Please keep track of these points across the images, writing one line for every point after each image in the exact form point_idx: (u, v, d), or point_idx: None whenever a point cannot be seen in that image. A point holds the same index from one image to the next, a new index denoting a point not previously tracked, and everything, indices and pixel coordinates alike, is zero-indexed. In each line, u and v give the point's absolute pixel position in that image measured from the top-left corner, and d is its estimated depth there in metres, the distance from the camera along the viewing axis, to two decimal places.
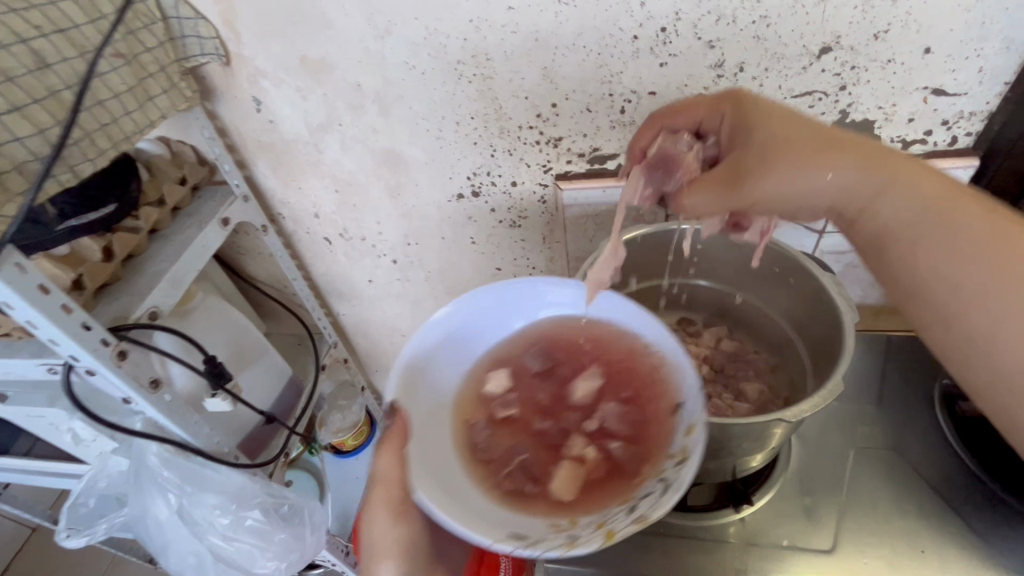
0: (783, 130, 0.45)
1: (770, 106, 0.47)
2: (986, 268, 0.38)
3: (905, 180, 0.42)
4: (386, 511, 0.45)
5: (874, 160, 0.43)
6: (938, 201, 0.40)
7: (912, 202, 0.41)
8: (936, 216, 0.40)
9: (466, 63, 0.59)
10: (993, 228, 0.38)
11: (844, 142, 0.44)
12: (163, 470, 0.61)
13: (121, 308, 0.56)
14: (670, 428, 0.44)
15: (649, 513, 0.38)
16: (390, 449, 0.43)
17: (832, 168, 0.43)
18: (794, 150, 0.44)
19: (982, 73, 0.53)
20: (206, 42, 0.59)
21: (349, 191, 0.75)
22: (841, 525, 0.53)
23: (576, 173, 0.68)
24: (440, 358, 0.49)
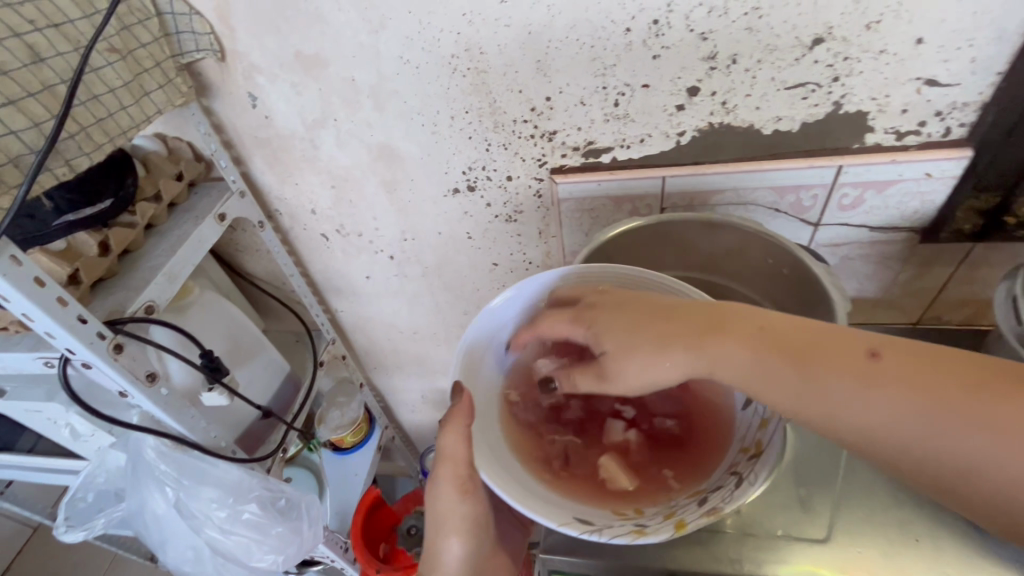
0: (624, 320, 0.47)
1: (611, 303, 0.48)
2: (841, 374, 0.40)
3: (727, 338, 0.43)
4: (455, 489, 0.51)
5: (704, 333, 0.44)
6: (769, 370, 0.42)
7: (748, 365, 0.43)
8: (804, 383, 0.41)
9: (460, 57, 0.59)
10: (828, 353, 0.41)
11: (666, 322, 0.45)
12: (161, 463, 0.62)
13: (117, 302, 0.56)
14: (745, 419, 0.48)
15: (722, 504, 0.42)
16: (455, 429, 0.49)
17: (679, 366, 0.44)
18: (632, 347, 0.45)
19: (974, 63, 0.53)
20: (201, 38, 0.59)
21: (346, 187, 0.75)
22: (835, 514, 0.53)
23: (571, 167, 0.68)
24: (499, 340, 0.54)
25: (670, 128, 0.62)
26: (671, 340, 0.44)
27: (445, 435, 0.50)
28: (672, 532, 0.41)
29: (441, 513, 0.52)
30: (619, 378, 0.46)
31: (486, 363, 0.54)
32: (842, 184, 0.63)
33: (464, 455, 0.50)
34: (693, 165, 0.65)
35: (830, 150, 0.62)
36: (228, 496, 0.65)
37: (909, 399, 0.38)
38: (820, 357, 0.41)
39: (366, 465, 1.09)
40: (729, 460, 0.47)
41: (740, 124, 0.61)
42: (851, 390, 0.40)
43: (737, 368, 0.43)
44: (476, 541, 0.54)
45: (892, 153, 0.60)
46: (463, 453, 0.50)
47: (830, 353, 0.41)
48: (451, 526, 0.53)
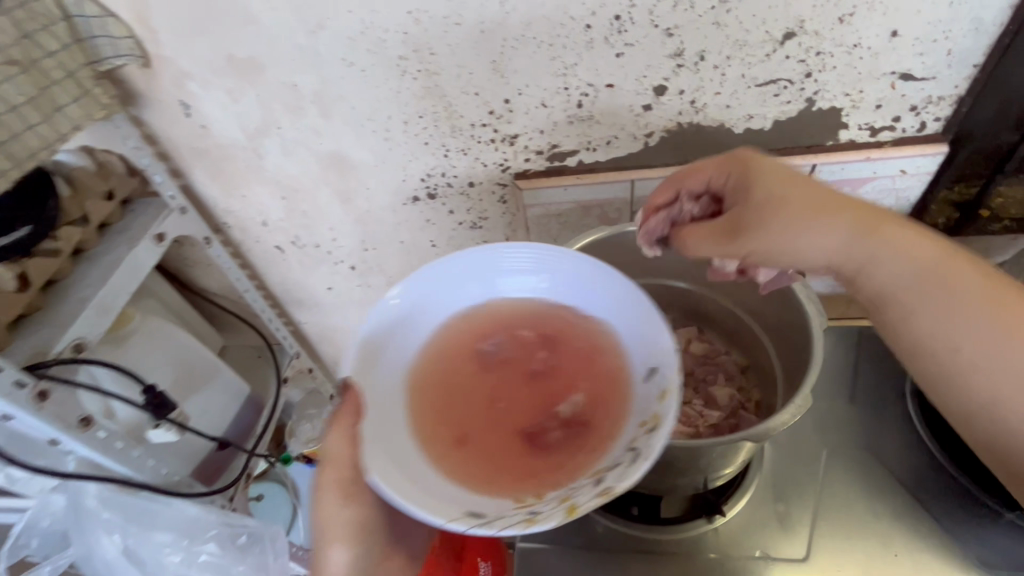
0: (790, 191, 0.43)
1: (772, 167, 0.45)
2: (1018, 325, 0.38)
3: (899, 243, 0.41)
4: (337, 494, 0.46)
5: (874, 234, 0.41)
6: (937, 289, 0.40)
7: (903, 272, 0.41)
8: (941, 301, 0.40)
9: (409, 59, 0.54)
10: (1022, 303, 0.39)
11: (836, 205, 0.42)
12: (104, 510, 0.58)
13: (41, 341, 0.51)
14: (644, 392, 0.43)
15: (616, 482, 0.37)
16: (340, 429, 0.42)
17: (833, 232, 0.42)
18: (791, 209, 0.42)
19: (950, 56, 0.51)
20: (119, 43, 0.53)
21: (297, 197, 0.70)
22: (814, 531, 0.52)
23: (535, 171, 0.64)
24: (398, 338, 0.46)
25: (637, 129, 0.59)
26: (837, 211, 0.42)
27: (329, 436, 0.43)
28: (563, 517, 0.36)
29: (326, 520, 0.47)
30: (753, 233, 0.42)
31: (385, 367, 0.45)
32: (817, 183, 0.61)
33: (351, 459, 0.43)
34: (662, 167, 0.62)
35: (802, 148, 0.59)
36: (181, 539, 0.62)
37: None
38: (967, 280, 0.40)
39: None
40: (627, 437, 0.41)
41: (711, 124, 0.58)
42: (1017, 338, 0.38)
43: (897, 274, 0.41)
44: (363, 547, 0.49)
45: (866, 150, 0.58)
46: (345, 456, 0.43)
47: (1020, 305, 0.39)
48: (335, 533, 0.47)
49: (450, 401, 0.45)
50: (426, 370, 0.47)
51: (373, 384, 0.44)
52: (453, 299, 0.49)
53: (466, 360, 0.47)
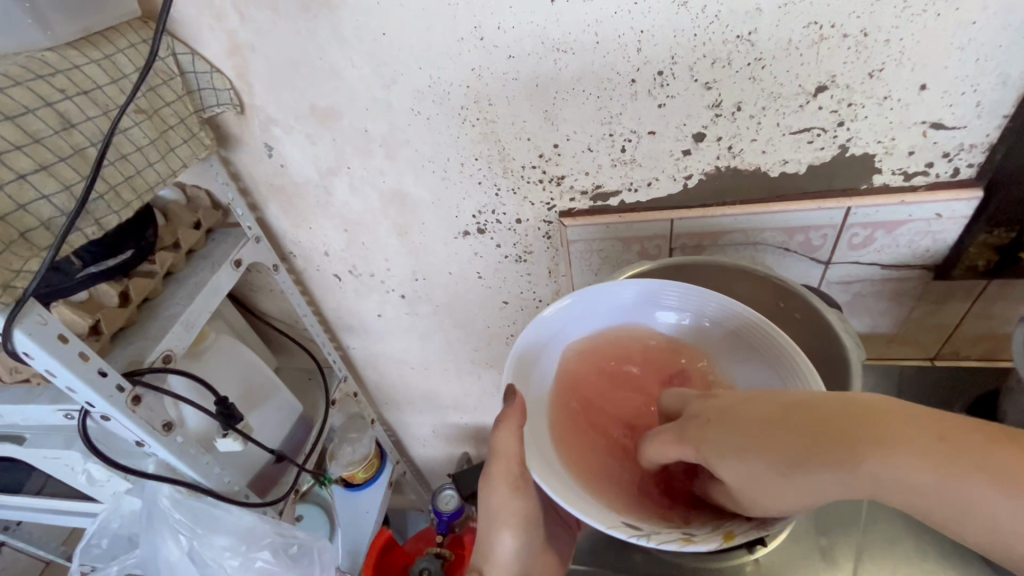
0: (721, 424, 0.42)
1: (704, 422, 0.43)
2: (988, 479, 0.34)
3: (888, 454, 0.35)
4: (506, 486, 0.54)
5: (849, 448, 0.36)
6: (939, 489, 0.35)
7: (905, 489, 0.35)
8: (937, 491, 0.35)
9: (469, 108, 0.61)
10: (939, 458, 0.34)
11: (793, 434, 0.38)
12: (176, 511, 0.62)
13: (135, 352, 0.57)
14: None
15: (774, 521, 0.42)
16: (510, 427, 0.51)
17: (817, 488, 0.36)
18: (752, 470, 0.39)
19: (979, 108, 0.54)
20: (221, 93, 0.62)
21: (359, 230, 0.76)
22: (858, 565, 0.53)
23: (579, 210, 0.69)
24: (549, 344, 0.55)
25: (677, 171, 0.63)
26: (803, 459, 0.37)
27: (500, 433, 0.51)
28: (723, 542, 0.41)
29: (496, 507, 0.55)
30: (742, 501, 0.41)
31: (536, 366, 0.54)
32: (852, 225, 0.63)
33: (516, 453, 0.51)
34: (700, 208, 0.66)
35: (838, 192, 0.62)
36: (240, 544, 0.65)
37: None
38: (946, 427, 0.35)
39: (378, 501, 1.10)
40: None
41: (747, 167, 0.62)
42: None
43: (853, 478, 0.36)
44: (527, 536, 0.57)
45: (899, 194, 0.61)
46: (516, 451, 0.51)
47: (987, 448, 0.34)
48: (505, 520, 0.56)
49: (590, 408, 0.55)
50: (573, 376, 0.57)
51: (529, 383, 0.54)
52: (603, 319, 0.57)
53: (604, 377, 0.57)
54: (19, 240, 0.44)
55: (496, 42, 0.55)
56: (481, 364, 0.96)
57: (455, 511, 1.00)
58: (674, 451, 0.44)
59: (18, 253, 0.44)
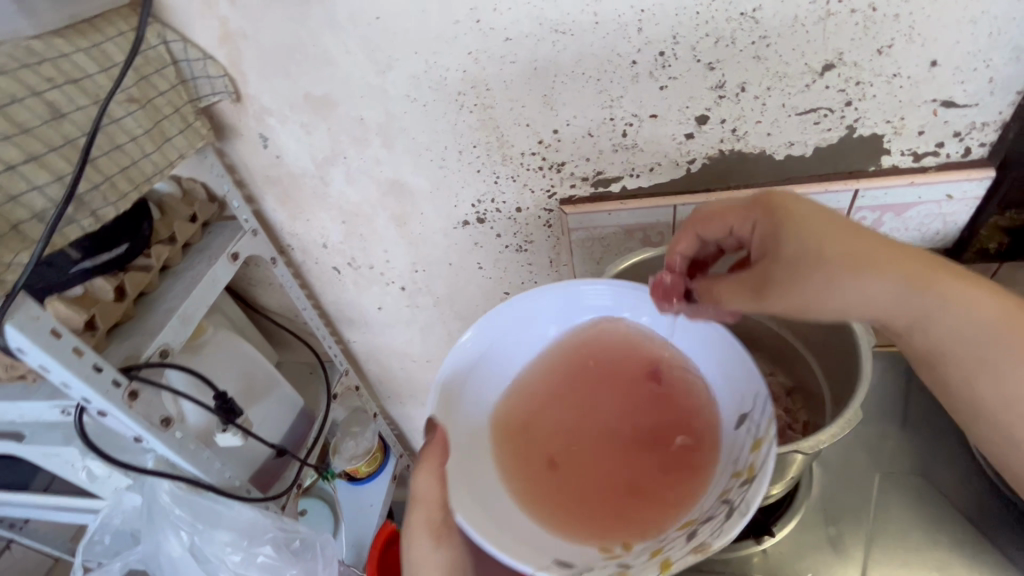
0: (826, 220, 0.44)
1: (799, 206, 0.46)
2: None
3: (965, 289, 0.41)
4: (429, 536, 0.49)
5: (923, 280, 0.42)
6: (1003, 331, 0.40)
7: (965, 322, 0.41)
8: (990, 341, 0.40)
9: (466, 94, 0.59)
10: (1005, 313, 0.40)
11: (876, 250, 0.43)
12: (176, 507, 0.61)
13: (132, 347, 0.56)
14: (739, 441, 0.46)
15: (711, 539, 0.40)
16: (429, 470, 0.48)
17: (884, 286, 0.42)
18: (830, 269, 0.42)
19: (992, 84, 0.52)
20: (215, 81, 0.60)
21: (357, 222, 0.75)
22: (868, 555, 0.51)
23: (580, 198, 0.68)
24: (473, 372, 0.53)
25: (680, 156, 0.62)
26: (880, 259, 0.42)
27: (419, 477, 0.48)
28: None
29: (417, 562, 0.49)
30: (780, 291, 0.44)
31: (462, 395, 0.53)
32: (860, 208, 0.62)
33: (440, 496, 0.48)
34: (704, 193, 0.64)
35: (845, 174, 0.61)
36: (241, 539, 0.64)
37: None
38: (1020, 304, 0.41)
39: (381, 495, 1.10)
40: (722, 488, 0.44)
41: (752, 151, 0.60)
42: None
43: (910, 303, 0.42)
44: None
45: (909, 175, 0.59)
46: (438, 494, 0.48)
47: None
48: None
49: (526, 423, 0.54)
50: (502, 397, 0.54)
51: (454, 414, 0.51)
52: (524, 332, 0.55)
53: (538, 388, 0.55)
54: (9, 232, 0.44)
55: (493, 24, 0.54)
56: None
57: None
58: (731, 223, 0.49)
59: (7, 245, 0.44)
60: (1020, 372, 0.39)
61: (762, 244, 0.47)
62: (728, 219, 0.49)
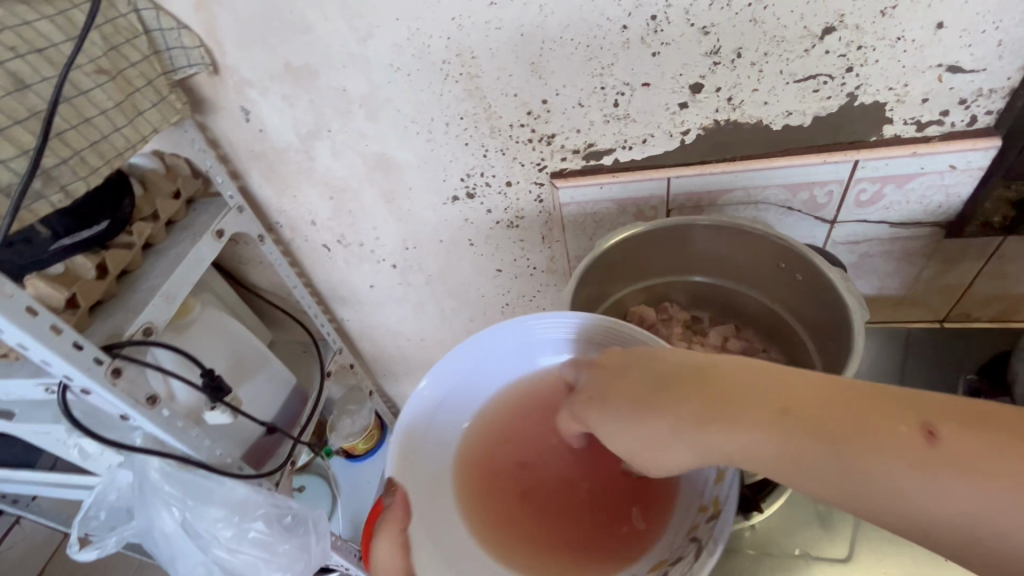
0: (624, 384, 0.42)
1: (603, 375, 0.44)
2: (871, 452, 0.32)
3: (735, 425, 0.36)
4: None
5: (711, 412, 0.37)
6: (764, 443, 0.35)
7: (755, 448, 0.36)
8: (783, 460, 0.34)
9: (451, 63, 0.57)
10: (788, 432, 0.34)
11: (665, 405, 0.39)
12: (165, 484, 0.62)
13: (114, 325, 0.56)
14: (708, 474, 0.47)
15: None
16: (390, 533, 0.47)
17: (673, 452, 0.39)
18: (619, 444, 0.42)
19: (1001, 47, 0.50)
20: (192, 52, 0.58)
21: (344, 197, 0.74)
22: (856, 530, 0.52)
23: (571, 171, 0.66)
24: (433, 417, 0.53)
25: (673, 127, 0.60)
26: (644, 407, 0.40)
27: (378, 543, 0.46)
28: None
29: None
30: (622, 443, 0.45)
31: (424, 439, 0.52)
32: (859, 179, 0.60)
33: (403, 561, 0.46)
34: (699, 165, 0.62)
35: (844, 145, 0.58)
36: (233, 515, 0.65)
37: (944, 480, 0.30)
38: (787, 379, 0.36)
39: (379, 472, 1.10)
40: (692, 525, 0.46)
41: (748, 120, 0.58)
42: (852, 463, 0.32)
43: (780, 453, 0.35)
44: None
45: (911, 145, 0.57)
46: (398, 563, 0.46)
47: (746, 402, 0.36)
48: None
49: (493, 464, 0.56)
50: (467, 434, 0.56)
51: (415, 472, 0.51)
52: (481, 372, 0.55)
53: (495, 432, 0.57)
54: None
55: None
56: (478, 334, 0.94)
57: None
58: (549, 400, 0.49)
59: None
60: (851, 476, 0.32)
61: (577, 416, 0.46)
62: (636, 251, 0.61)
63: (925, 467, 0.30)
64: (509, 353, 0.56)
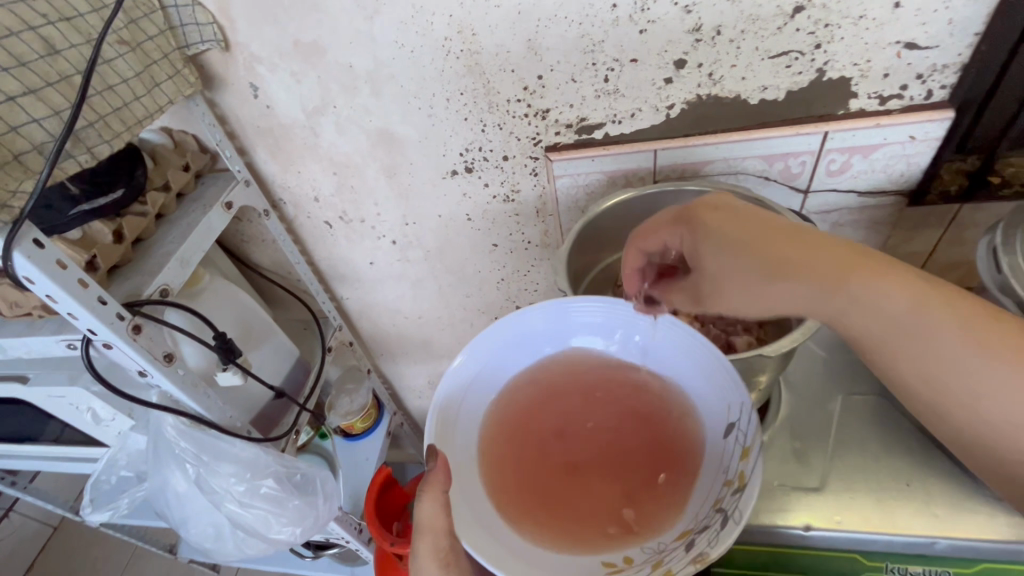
0: (738, 228, 0.48)
1: (722, 217, 0.49)
2: (945, 316, 0.42)
3: (876, 279, 0.43)
4: (436, 563, 0.50)
5: (848, 271, 0.44)
6: (889, 306, 0.43)
7: (885, 305, 0.43)
8: (903, 317, 0.43)
9: (453, 40, 0.61)
10: (921, 305, 0.43)
11: (803, 256, 0.45)
12: (181, 441, 0.64)
13: (133, 286, 0.59)
14: (727, 449, 0.51)
15: (709, 549, 0.45)
16: (431, 497, 0.51)
17: (792, 289, 0.46)
18: (740, 274, 0.48)
19: (951, 25, 0.55)
20: (204, 28, 0.61)
21: (348, 173, 0.77)
22: (829, 465, 0.56)
23: (564, 144, 0.70)
24: (468, 394, 0.59)
25: (659, 102, 0.64)
26: (780, 250, 0.46)
27: (422, 505, 0.51)
28: None
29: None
30: (710, 299, 0.51)
31: (459, 414, 0.58)
32: (829, 150, 0.65)
33: (443, 524, 0.50)
34: (684, 138, 0.67)
35: (815, 118, 0.63)
36: (244, 472, 0.68)
37: (1006, 357, 0.41)
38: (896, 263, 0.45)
39: (377, 450, 1.13)
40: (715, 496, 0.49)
41: (728, 95, 0.63)
42: (936, 334, 0.42)
43: (905, 311, 0.43)
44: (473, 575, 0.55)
45: (875, 117, 0.62)
46: (441, 523, 0.50)
47: (885, 274, 0.44)
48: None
49: (523, 445, 0.60)
50: (509, 399, 0.62)
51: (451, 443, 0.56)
52: (526, 347, 0.62)
53: (526, 413, 0.61)
54: (12, 162, 0.45)
55: None
56: (474, 311, 0.98)
57: None
58: (668, 237, 0.52)
59: (13, 174, 0.45)
60: (921, 349, 0.43)
61: (690, 255, 0.51)
62: (664, 238, 0.53)
63: (987, 349, 0.41)
64: (540, 338, 0.62)
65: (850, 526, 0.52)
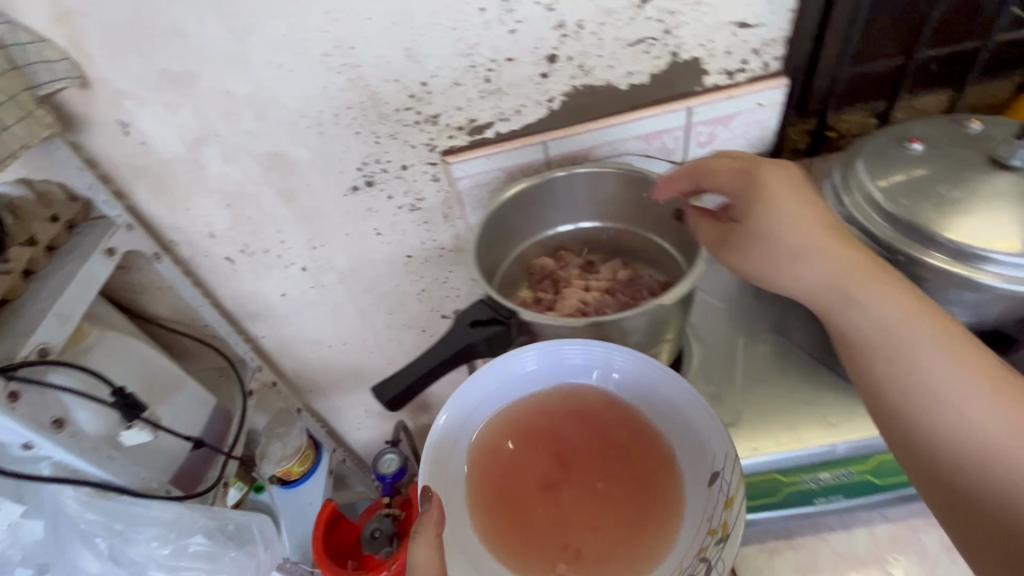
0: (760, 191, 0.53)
1: (783, 181, 0.53)
2: (937, 346, 0.47)
3: (874, 290, 0.49)
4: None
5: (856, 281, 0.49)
6: (895, 323, 0.48)
7: (877, 315, 0.49)
8: (899, 322, 0.48)
9: (332, 55, 0.62)
10: (908, 313, 0.48)
11: (841, 243, 0.51)
12: (86, 513, 0.61)
13: (5, 350, 0.53)
14: (712, 496, 0.53)
15: None
16: (426, 540, 0.49)
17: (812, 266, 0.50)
18: (798, 237, 0.51)
19: (770, 5, 0.64)
20: (55, 66, 0.57)
21: (242, 203, 0.74)
22: (740, 402, 0.62)
23: (459, 147, 0.72)
24: (462, 435, 0.59)
25: (540, 96, 0.69)
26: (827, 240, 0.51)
27: (415, 548, 0.49)
28: None
29: None
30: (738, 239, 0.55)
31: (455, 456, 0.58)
32: (695, 124, 0.72)
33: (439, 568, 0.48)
34: (568, 128, 0.72)
35: (678, 96, 0.71)
36: (168, 533, 0.66)
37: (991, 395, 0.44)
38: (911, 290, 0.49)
39: (320, 491, 1.07)
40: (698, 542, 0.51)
41: (600, 83, 0.68)
42: (946, 374, 0.46)
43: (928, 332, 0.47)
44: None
45: (726, 90, 0.70)
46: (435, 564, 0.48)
47: (880, 288, 0.49)
48: None
49: (517, 485, 0.58)
50: (507, 432, 0.60)
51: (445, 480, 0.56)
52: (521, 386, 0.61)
53: (524, 448, 0.59)
54: None
55: None
56: (400, 326, 0.97)
57: (398, 472, 0.97)
58: (726, 182, 0.55)
59: None
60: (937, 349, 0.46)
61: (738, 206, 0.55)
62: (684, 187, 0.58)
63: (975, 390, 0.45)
64: (533, 368, 0.60)
65: (764, 450, 0.57)
